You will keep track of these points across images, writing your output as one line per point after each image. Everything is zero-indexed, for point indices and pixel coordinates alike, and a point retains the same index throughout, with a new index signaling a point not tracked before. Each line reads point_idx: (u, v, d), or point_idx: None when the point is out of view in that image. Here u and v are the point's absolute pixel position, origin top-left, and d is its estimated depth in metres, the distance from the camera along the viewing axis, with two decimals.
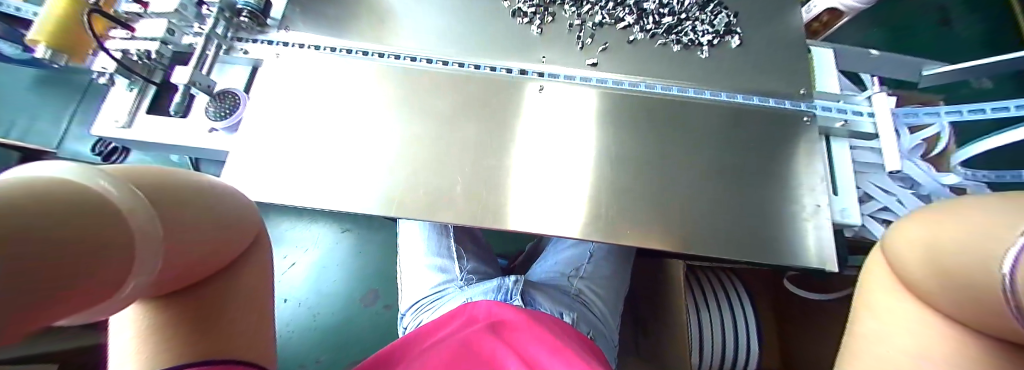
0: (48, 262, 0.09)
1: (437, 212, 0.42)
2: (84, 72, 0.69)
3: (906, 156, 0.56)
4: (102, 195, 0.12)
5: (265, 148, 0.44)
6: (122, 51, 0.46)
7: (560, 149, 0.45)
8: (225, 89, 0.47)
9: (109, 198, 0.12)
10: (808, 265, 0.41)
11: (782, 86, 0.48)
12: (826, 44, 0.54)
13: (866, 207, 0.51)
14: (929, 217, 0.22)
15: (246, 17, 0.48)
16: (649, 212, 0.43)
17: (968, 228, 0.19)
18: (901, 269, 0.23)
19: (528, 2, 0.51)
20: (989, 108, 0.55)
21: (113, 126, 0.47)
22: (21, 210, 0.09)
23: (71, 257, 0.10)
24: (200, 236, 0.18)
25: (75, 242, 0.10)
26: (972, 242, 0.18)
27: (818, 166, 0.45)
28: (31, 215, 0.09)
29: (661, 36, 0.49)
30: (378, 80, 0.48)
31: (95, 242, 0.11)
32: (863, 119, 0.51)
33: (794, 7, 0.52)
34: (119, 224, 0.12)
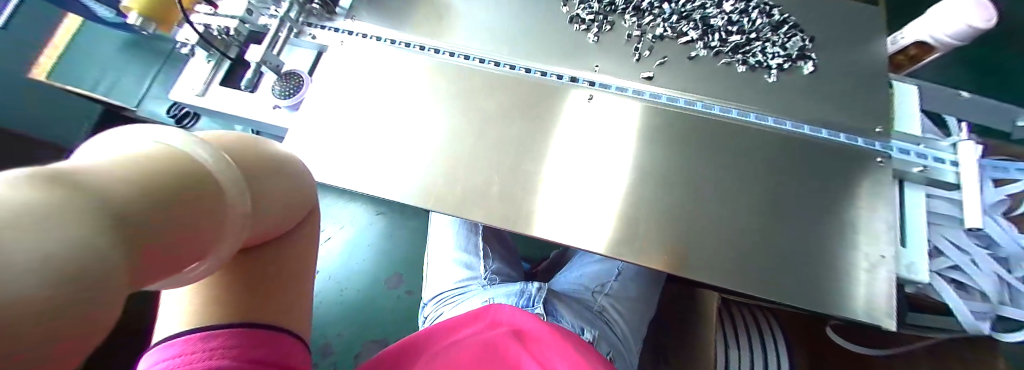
0: (160, 230, 0.12)
1: (474, 211, 0.43)
2: (167, 40, 0.75)
3: (987, 212, 0.50)
4: (199, 175, 0.15)
5: (321, 129, 0.46)
6: (205, 26, 0.49)
7: (604, 162, 0.44)
8: (290, 70, 0.50)
9: (203, 177, 0.15)
10: (855, 317, 0.38)
11: (855, 121, 0.44)
12: (912, 80, 0.50)
13: (935, 264, 0.46)
14: None
15: (319, 4, 0.51)
16: (691, 238, 0.41)
17: None
18: None
19: (588, 8, 0.50)
20: None
21: (190, 94, 0.52)
22: (136, 191, 0.12)
23: (180, 223, 0.13)
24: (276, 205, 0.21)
25: (177, 214, 0.13)
26: None
27: (886, 213, 0.41)
28: (142, 193, 0.12)
29: (725, 55, 0.47)
30: (431, 74, 0.49)
31: (187, 214, 0.14)
32: (945, 166, 0.46)
33: (880, 35, 0.47)
34: (214, 197, 0.15)
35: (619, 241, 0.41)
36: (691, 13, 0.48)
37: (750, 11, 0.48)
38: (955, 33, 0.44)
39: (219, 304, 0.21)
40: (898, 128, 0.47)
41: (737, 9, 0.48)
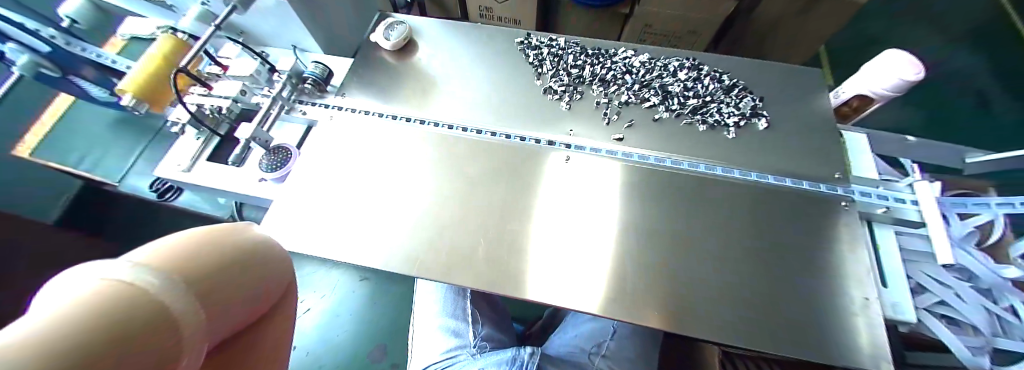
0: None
1: (460, 279, 0.42)
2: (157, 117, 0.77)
3: (959, 244, 0.52)
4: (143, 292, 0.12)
5: (304, 201, 0.46)
6: (198, 106, 0.52)
7: (586, 220, 0.45)
8: (279, 144, 0.52)
9: (147, 291, 0.12)
10: (862, 367, 0.36)
11: (815, 169, 0.48)
12: (858, 128, 0.55)
13: (918, 300, 0.47)
14: None
15: (311, 84, 0.54)
16: (679, 294, 0.40)
17: None
18: None
19: (559, 81, 0.55)
20: None
21: (176, 170, 0.52)
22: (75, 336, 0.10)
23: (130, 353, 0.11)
24: (250, 292, 0.17)
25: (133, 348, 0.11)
26: None
27: (862, 253, 0.42)
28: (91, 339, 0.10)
29: (686, 116, 0.51)
30: (417, 143, 0.51)
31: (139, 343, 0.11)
32: (906, 205, 0.49)
33: (819, 92, 0.53)
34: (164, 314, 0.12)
35: (608, 301, 0.40)
36: (651, 81, 0.54)
37: (702, 78, 0.54)
38: (892, 87, 0.48)
39: None
40: (854, 174, 0.50)
41: (691, 77, 0.54)
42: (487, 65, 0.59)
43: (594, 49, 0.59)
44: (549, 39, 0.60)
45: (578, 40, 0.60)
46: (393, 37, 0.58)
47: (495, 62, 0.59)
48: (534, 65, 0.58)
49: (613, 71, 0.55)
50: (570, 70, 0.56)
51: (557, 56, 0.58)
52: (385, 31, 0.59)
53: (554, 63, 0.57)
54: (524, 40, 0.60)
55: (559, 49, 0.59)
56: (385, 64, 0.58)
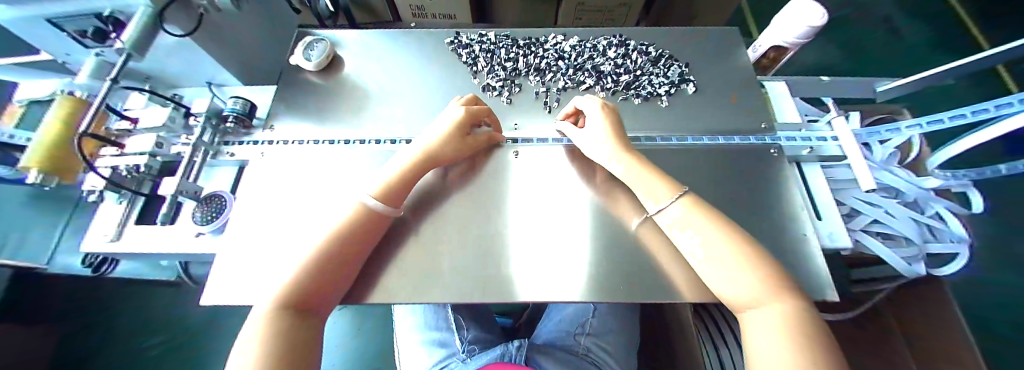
0: None
1: (426, 294, 0.40)
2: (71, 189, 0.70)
3: (881, 166, 0.57)
4: None
5: (247, 248, 0.44)
6: (112, 168, 0.47)
7: (543, 212, 0.47)
8: (212, 193, 0.49)
9: None
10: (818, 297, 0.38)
11: (742, 124, 0.52)
12: (777, 78, 0.62)
13: (854, 222, 0.52)
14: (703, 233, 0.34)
15: (232, 122, 0.51)
16: (639, 263, 0.42)
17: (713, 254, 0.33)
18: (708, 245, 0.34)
19: (495, 77, 0.58)
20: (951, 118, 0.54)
21: (100, 240, 0.47)
22: None
23: None
24: None
25: None
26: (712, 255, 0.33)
27: (794, 193, 0.46)
28: None
29: (621, 92, 0.55)
30: (364, 164, 0.50)
31: None
32: (828, 143, 0.52)
33: (731, 54, 0.59)
34: None
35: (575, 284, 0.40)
36: (584, 64, 0.59)
37: (630, 54, 0.60)
38: (801, 34, 0.51)
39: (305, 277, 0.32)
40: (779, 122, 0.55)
41: (620, 54, 0.60)
42: (426, 74, 0.60)
43: (524, 40, 0.64)
44: (477, 36, 0.64)
45: (507, 34, 0.65)
46: (314, 57, 0.57)
47: (434, 70, 0.60)
48: (469, 65, 0.60)
49: (547, 59, 0.60)
50: (504, 64, 0.60)
51: (489, 52, 0.61)
52: (305, 52, 0.58)
53: (487, 60, 0.60)
54: (452, 40, 0.63)
55: (489, 44, 0.63)
56: (312, 85, 0.58)
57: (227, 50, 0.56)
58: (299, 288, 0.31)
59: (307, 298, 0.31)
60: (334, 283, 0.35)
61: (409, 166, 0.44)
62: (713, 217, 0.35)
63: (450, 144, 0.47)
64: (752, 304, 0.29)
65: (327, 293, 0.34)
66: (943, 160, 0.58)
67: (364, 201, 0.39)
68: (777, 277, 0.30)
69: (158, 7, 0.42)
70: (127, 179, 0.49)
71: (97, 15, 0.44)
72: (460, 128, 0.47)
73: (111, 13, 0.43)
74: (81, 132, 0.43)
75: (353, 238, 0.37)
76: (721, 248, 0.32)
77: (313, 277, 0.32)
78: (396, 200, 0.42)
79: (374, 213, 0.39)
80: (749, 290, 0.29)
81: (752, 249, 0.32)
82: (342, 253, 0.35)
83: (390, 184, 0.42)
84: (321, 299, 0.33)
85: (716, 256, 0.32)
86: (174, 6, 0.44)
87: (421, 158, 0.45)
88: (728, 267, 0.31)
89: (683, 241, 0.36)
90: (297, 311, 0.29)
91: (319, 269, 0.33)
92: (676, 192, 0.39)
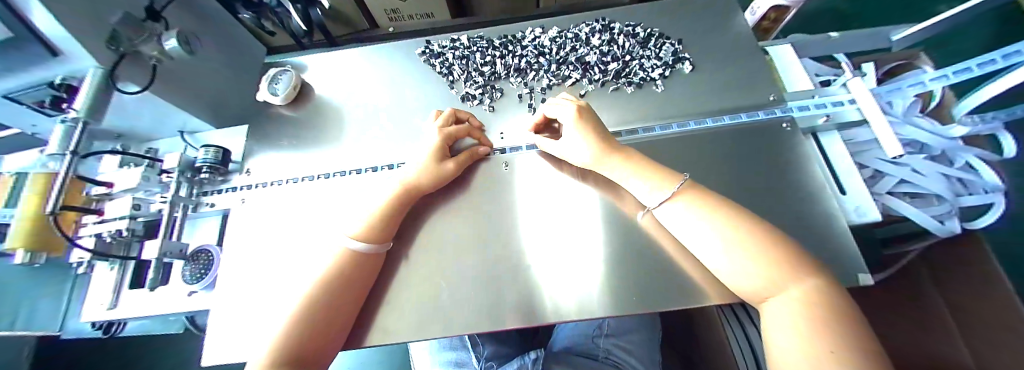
0: None
1: (427, 329, 0.38)
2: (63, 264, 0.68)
3: (903, 120, 0.52)
4: None
5: (240, 303, 0.42)
6: (96, 237, 0.46)
7: (542, 224, 0.44)
8: (199, 248, 0.47)
9: None
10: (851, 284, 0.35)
11: (740, 101, 0.49)
12: (782, 41, 0.57)
13: (880, 186, 0.48)
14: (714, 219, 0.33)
15: (208, 171, 0.50)
16: (651, 267, 0.40)
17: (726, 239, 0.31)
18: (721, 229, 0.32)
19: (474, 84, 0.55)
20: (976, 66, 0.49)
21: (98, 309, 0.46)
22: None
23: None
24: None
25: None
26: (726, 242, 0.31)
27: (815, 168, 0.42)
28: None
29: (612, 82, 0.52)
30: (351, 197, 0.48)
31: None
32: (845, 108, 0.47)
33: (723, 25, 0.55)
34: None
35: (583, 298, 0.38)
36: (567, 57, 0.55)
37: (617, 38, 0.55)
38: None
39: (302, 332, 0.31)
40: (789, 91, 0.51)
41: (605, 41, 0.55)
42: (404, 91, 0.57)
43: (500, 39, 0.59)
44: (449, 42, 0.60)
45: (481, 35, 0.61)
46: (280, 91, 0.55)
47: (411, 85, 0.57)
48: (445, 74, 0.57)
49: (527, 58, 0.56)
50: (481, 69, 0.56)
51: (463, 58, 0.58)
52: (270, 86, 0.56)
53: (463, 66, 0.57)
54: (425, 49, 0.60)
55: (463, 49, 0.59)
56: (284, 119, 0.57)
57: (193, 95, 0.53)
58: (294, 342, 0.30)
59: (306, 351, 0.31)
60: (332, 331, 0.33)
61: (392, 199, 0.41)
62: (716, 203, 0.34)
63: (431, 170, 0.45)
64: (764, 290, 0.28)
65: (326, 343, 0.33)
66: (971, 107, 0.54)
67: (348, 245, 0.37)
68: (790, 257, 0.29)
69: (108, 67, 0.39)
70: (113, 245, 0.48)
71: (48, 83, 0.40)
72: (439, 151, 0.46)
73: (64, 79, 0.40)
74: (50, 211, 0.40)
75: (345, 283, 0.35)
76: (727, 236, 0.31)
77: (307, 330, 0.31)
78: (384, 236, 0.40)
79: (361, 256, 0.38)
80: (762, 277, 0.28)
81: (767, 238, 0.30)
82: (335, 301, 0.34)
83: (372, 222, 0.39)
84: (318, 351, 0.32)
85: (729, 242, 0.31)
86: (126, 61, 0.41)
87: (403, 190, 0.42)
88: (738, 257, 0.30)
89: (687, 234, 0.34)
90: (291, 365, 0.29)
91: (312, 324, 0.32)
92: (676, 185, 0.37)
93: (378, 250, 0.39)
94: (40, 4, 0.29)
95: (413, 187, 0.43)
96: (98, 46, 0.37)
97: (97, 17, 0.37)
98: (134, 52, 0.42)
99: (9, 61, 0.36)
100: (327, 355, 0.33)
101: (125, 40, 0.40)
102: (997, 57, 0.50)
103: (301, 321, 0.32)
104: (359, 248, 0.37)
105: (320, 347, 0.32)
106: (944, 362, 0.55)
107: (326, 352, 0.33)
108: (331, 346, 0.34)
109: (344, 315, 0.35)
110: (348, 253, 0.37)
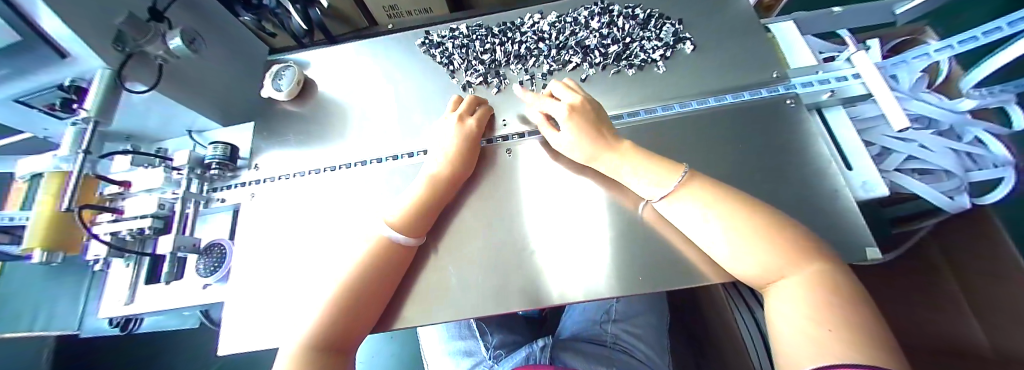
0: None
1: (437, 313, 0.39)
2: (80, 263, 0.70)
3: (910, 96, 0.51)
4: None
5: (254, 294, 0.43)
6: (111, 234, 0.47)
7: (548, 210, 0.45)
8: (212, 242, 0.48)
9: None
10: (856, 258, 0.35)
11: (741, 79, 0.49)
12: (784, 17, 0.57)
13: (887, 163, 0.48)
14: (720, 205, 0.33)
15: (217, 167, 0.51)
16: (658, 245, 0.40)
17: (732, 226, 0.31)
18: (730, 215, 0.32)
19: (474, 72, 0.55)
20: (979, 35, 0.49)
21: (115, 304, 0.47)
22: None
23: None
24: None
25: None
26: (732, 229, 0.31)
27: (821, 144, 0.42)
28: None
29: (612, 65, 0.52)
30: (357, 188, 0.49)
31: None
32: (849, 82, 0.47)
33: (722, 5, 0.55)
34: None
35: (589, 280, 0.38)
36: (567, 42, 0.55)
37: (616, 21, 0.55)
38: None
39: (333, 318, 0.31)
40: (792, 67, 0.51)
41: (605, 23, 0.55)
42: (406, 82, 0.57)
43: (499, 26, 0.60)
44: (448, 32, 0.61)
45: (479, 23, 0.61)
46: (283, 87, 0.56)
47: (413, 76, 0.58)
48: (445, 64, 0.57)
49: (527, 44, 0.56)
50: (481, 57, 0.57)
51: (463, 47, 0.58)
52: (274, 82, 0.57)
53: (462, 56, 0.57)
54: (424, 40, 0.60)
55: (462, 38, 0.59)
56: (290, 115, 0.58)
57: (200, 93, 0.54)
58: (327, 329, 0.31)
59: (339, 337, 0.31)
60: (363, 319, 0.34)
61: (426, 190, 0.42)
62: (723, 195, 0.34)
63: (461, 161, 0.45)
64: (769, 277, 0.28)
65: (357, 328, 0.33)
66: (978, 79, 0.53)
67: (385, 234, 0.38)
68: (798, 244, 0.29)
69: (116, 68, 0.40)
70: (129, 241, 0.50)
71: (57, 85, 0.41)
72: (465, 141, 0.46)
73: (73, 82, 0.41)
74: (66, 209, 0.41)
75: (376, 271, 0.36)
76: (731, 228, 0.31)
77: (332, 317, 0.32)
78: (421, 227, 0.40)
79: (396, 245, 0.38)
80: (769, 265, 0.28)
81: (773, 222, 0.30)
82: (363, 288, 0.35)
83: (408, 214, 0.40)
84: (350, 337, 0.32)
85: (736, 228, 0.31)
86: (132, 62, 0.42)
87: (439, 178, 0.43)
88: (746, 248, 0.30)
89: (691, 227, 0.34)
90: (326, 351, 0.30)
91: (335, 314, 0.32)
92: (682, 176, 0.36)
93: (416, 242, 0.40)
94: (45, 6, 0.30)
95: (448, 176, 0.44)
96: (106, 48, 0.38)
97: (105, 18, 0.38)
98: (140, 52, 0.42)
99: (23, 66, 0.37)
100: (358, 339, 0.34)
101: (131, 40, 0.40)
102: (1003, 24, 0.49)
103: (328, 308, 0.32)
104: (399, 239, 0.38)
105: (349, 339, 0.32)
106: (963, 347, 0.53)
107: (356, 340, 0.33)
108: (362, 331, 0.34)
109: (375, 301, 0.36)
110: (386, 241, 0.38)
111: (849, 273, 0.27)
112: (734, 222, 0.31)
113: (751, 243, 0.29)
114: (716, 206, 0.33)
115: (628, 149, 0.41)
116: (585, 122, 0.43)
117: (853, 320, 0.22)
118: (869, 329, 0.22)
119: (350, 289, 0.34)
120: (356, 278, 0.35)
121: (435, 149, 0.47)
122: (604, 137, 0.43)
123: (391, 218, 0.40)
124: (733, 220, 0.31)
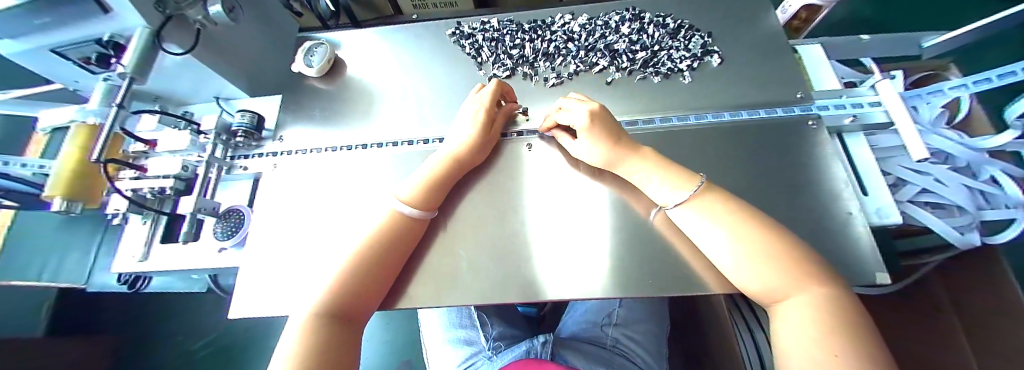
0: None
1: (447, 297, 0.39)
2: (99, 218, 0.72)
3: (930, 129, 0.52)
4: None
5: (269, 261, 0.44)
6: (133, 190, 0.47)
7: (566, 209, 0.45)
8: (230, 208, 0.49)
9: None
10: (866, 281, 0.35)
11: (766, 96, 0.49)
12: (811, 40, 0.58)
13: (902, 194, 0.48)
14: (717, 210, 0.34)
15: (243, 136, 0.53)
16: (671, 252, 0.40)
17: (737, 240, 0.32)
18: (742, 225, 0.32)
19: (502, 66, 0.56)
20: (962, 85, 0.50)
21: (129, 260, 0.48)
22: None
23: None
24: None
25: None
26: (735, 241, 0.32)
27: (836, 166, 0.42)
28: None
29: (638, 71, 0.53)
30: (379, 166, 0.50)
31: None
32: (871, 109, 0.48)
33: (752, 22, 0.56)
34: None
35: (601, 279, 0.39)
36: (596, 44, 0.56)
37: (646, 28, 0.56)
38: None
39: (346, 288, 0.32)
40: (816, 90, 0.51)
41: (635, 29, 0.56)
42: (433, 69, 0.59)
43: (529, 23, 0.61)
44: (479, 24, 0.62)
45: (511, 19, 0.62)
46: (314, 63, 0.57)
47: (441, 64, 0.59)
48: (474, 56, 0.59)
49: (556, 42, 0.57)
50: (510, 52, 0.58)
51: (493, 40, 0.60)
52: (306, 58, 0.58)
53: (492, 49, 0.59)
54: (455, 30, 0.61)
55: (493, 32, 0.61)
56: (318, 91, 0.59)
57: (230, 61, 0.55)
58: (338, 300, 0.31)
59: (351, 308, 0.32)
60: (370, 294, 0.34)
61: (440, 169, 0.43)
62: (736, 208, 0.34)
63: (475, 146, 0.46)
64: (777, 296, 0.28)
65: (367, 301, 0.34)
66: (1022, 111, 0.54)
67: (398, 208, 0.39)
68: (806, 266, 0.29)
69: (155, 28, 0.40)
70: (149, 199, 0.50)
71: (96, 40, 0.42)
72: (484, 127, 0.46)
73: (111, 37, 0.41)
74: (95, 161, 0.42)
75: (389, 245, 0.37)
76: (735, 235, 0.32)
77: (348, 286, 0.32)
78: (431, 204, 0.41)
79: (407, 218, 0.39)
80: (773, 284, 0.29)
81: (781, 241, 0.31)
82: (375, 263, 0.35)
83: (422, 190, 0.41)
84: (362, 308, 0.33)
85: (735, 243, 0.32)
86: (169, 25, 0.42)
87: (447, 164, 0.44)
88: (750, 262, 0.30)
89: (696, 234, 0.35)
90: (338, 320, 0.30)
91: (353, 283, 0.33)
92: (694, 188, 0.37)
93: (425, 216, 0.41)
94: None
95: (460, 158, 0.45)
96: (149, 8, 0.39)
97: None
98: (180, 15, 0.43)
99: (62, 15, 0.37)
100: (368, 312, 0.34)
101: (173, 2, 0.41)
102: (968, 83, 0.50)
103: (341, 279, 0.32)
104: (408, 212, 0.39)
105: (362, 309, 0.33)
106: None
107: (368, 310, 0.34)
108: (371, 304, 0.34)
109: (385, 272, 0.36)
110: (398, 215, 0.39)
111: (848, 294, 0.28)
112: (743, 231, 0.32)
113: (759, 256, 0.30)
114: (721, 216, 0.34)
115: (649, 153, 0.42)
116: (604, 131, 0.42)
117: (865, 344, 0.22)
118: (867, 345, 0.22)
119: (366, 262, 0.34)
120: (374, 248, 0.35)
121: (449, 138, 0.48)
122: (623, 141, 0.43)
123: (403, 196, 0.40)
124: (741, 231, 0.32)
